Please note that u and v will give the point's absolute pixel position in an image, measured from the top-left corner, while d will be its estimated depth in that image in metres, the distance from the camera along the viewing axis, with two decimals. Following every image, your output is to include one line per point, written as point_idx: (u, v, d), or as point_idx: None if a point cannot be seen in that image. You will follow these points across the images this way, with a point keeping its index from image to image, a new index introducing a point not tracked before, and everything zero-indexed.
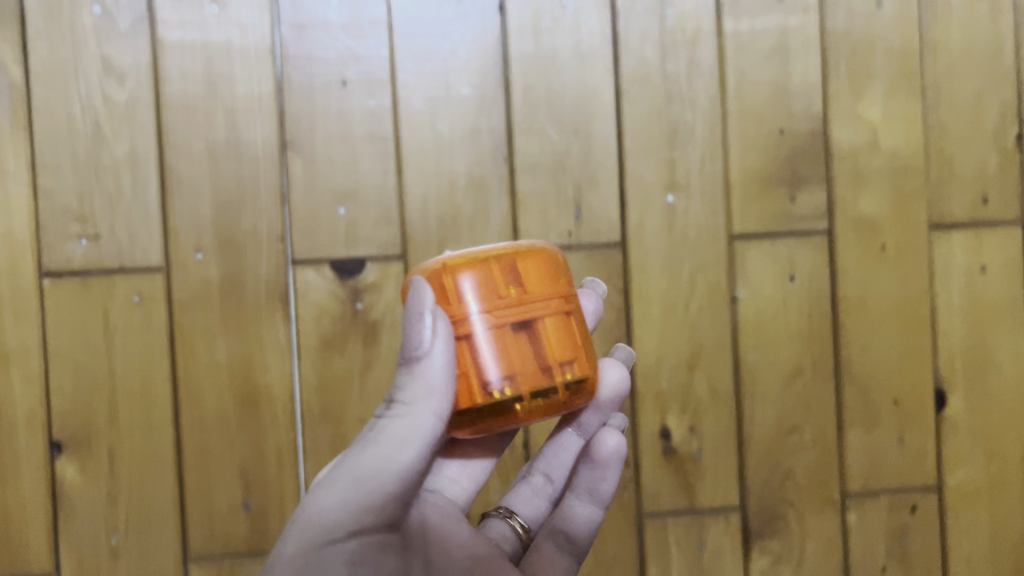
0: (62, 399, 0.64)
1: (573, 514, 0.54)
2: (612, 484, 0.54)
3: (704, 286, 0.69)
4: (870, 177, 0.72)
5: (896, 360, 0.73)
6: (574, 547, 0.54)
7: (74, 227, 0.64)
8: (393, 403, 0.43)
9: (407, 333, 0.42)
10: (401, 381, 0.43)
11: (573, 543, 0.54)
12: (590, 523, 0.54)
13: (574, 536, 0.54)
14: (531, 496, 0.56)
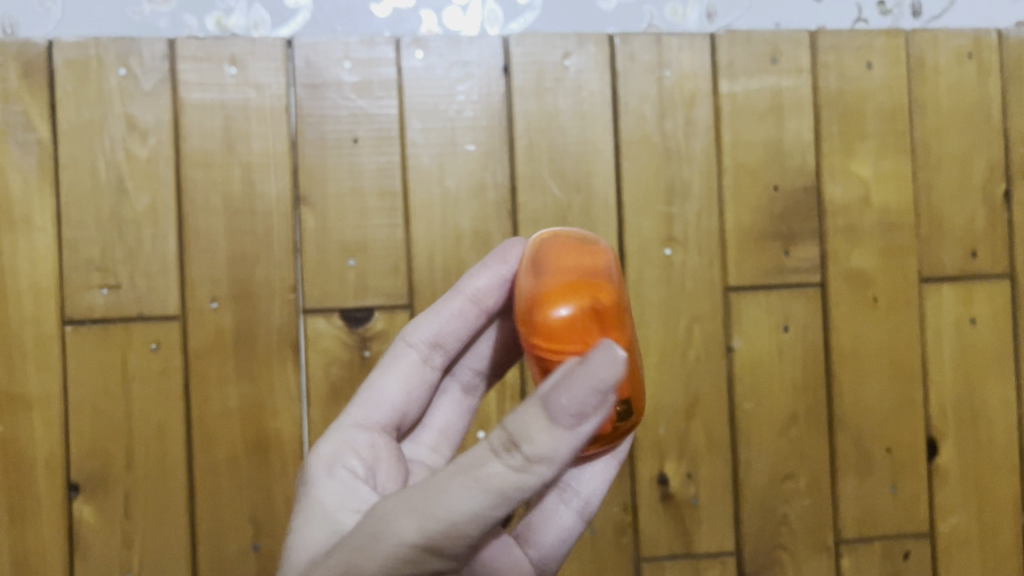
0: (80, 442, 0.67)
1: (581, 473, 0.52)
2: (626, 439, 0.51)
3: (701, 336, 0.72)
4: (862, 231, 0.74)
5: (889, 408, 0.75)
6: (580, 503, 0.51)
7: (96, 277, 0.67)
8: (512, 443, 0.34)
9: (561, 393, 0.32)
10: (531, 430, 0.33)
11: (582, 502, 0.51)
12: (600, 483, 0.52)
13: (581, 494, 0.51)
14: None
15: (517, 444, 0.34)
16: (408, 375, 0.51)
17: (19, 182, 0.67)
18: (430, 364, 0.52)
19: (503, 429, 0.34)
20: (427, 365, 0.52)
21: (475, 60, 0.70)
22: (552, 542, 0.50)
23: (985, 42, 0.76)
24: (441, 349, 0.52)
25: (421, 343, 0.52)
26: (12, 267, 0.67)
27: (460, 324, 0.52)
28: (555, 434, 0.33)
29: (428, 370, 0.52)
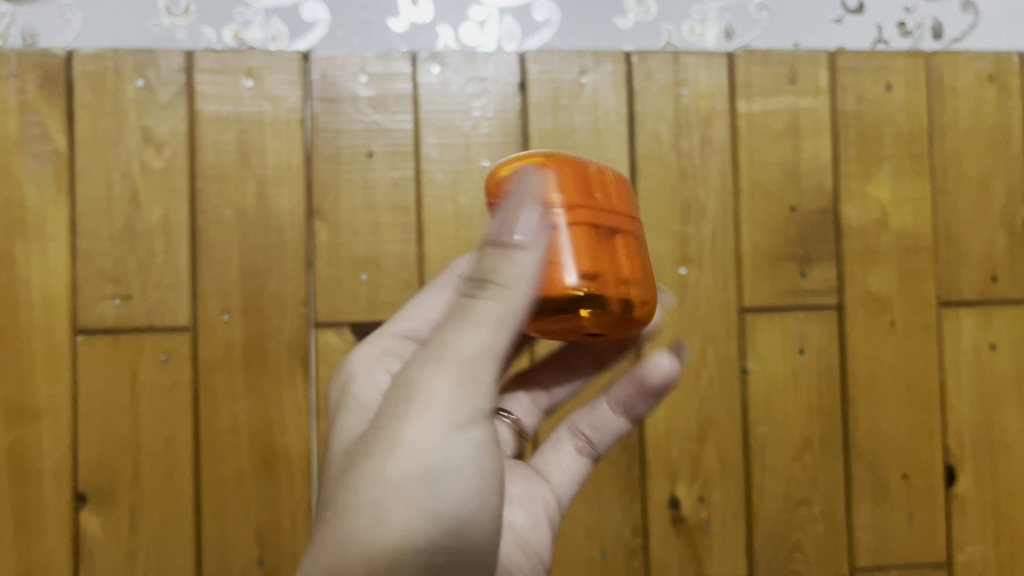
0: (88, 453, 0.67)
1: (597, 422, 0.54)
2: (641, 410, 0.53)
3: (714, 356, 0.71)
4: (880, 254, 0.73)
5: (905, 434, 0.73)
6: (591, 451, 0.55)
7: (108, 288, 0.67)
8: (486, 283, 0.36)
9: (508, 218, 0.37)
10: (502, 262, 0.36)
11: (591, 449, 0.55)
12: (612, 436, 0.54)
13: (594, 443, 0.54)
14: (532, 406, 0.56)
15: (489, 277, 0.36)
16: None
17: (35, 193, 0.67)
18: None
19: (474, 271, 0.37)
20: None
21: (491, 76, 0.70)
22: (566, 479, 0.54)
23: (1006, 65, 0.76)
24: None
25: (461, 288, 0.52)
26: (25, 277, 0.67)
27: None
28: (518, 254, 0.36)
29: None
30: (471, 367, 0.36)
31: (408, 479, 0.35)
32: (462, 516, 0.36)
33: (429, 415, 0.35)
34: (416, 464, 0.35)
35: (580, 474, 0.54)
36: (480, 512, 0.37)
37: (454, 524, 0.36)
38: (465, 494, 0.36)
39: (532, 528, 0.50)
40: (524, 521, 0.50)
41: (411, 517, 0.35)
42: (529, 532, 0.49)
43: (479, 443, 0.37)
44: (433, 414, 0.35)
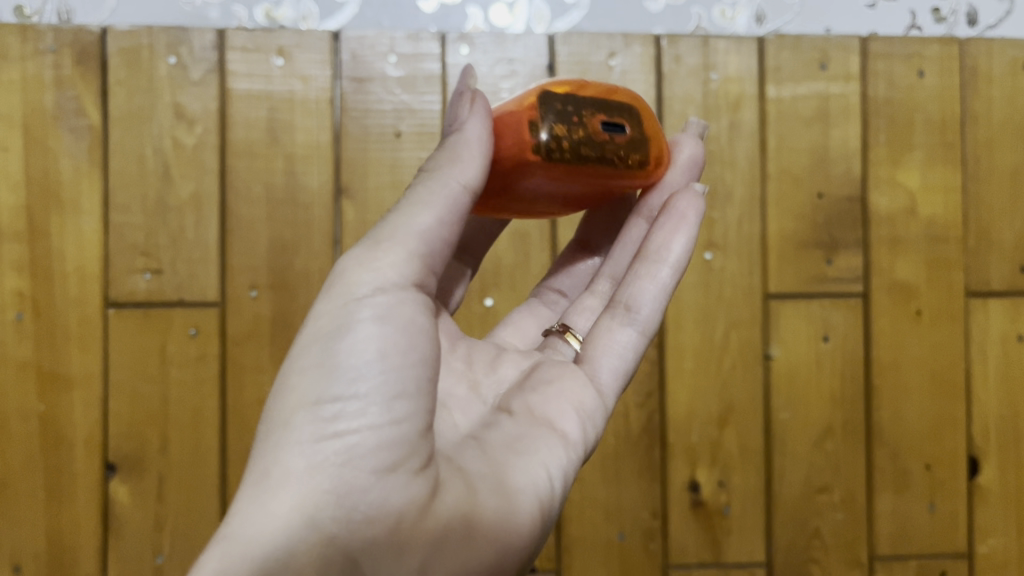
0: (119, 423, 0.68)
1: (635, 291, 0.48)
2: (685, 244, 0.47)
3: (737, 343, 0.71)
4: (908, 243, 0.73)
5: (929, 424, 0.73)
6: (636, 320, 0.48)
7: (139, 262, 0.68)
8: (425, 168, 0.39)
9: (449, 113, 0.40)
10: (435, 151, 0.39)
11: (637, 319, 0.48)
12: (657, 295, 0.48)
13: (636, 311, 0.48)
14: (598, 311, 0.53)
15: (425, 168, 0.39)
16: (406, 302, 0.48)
17: (70, 167, 0.68)
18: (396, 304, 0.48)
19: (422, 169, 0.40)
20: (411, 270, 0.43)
21: (520, 57, 0.70)
22: (613, 365, 0.48)
23: None
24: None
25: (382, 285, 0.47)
26: (60, 249, 0.68)
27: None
28: (448, 146, 0.39)
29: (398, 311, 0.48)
30: (371, 250, 0.38)
31: (305, 352, 0.37)
32: (355, 379, 0.36)
33: (331, 295, 0.38)
34: (310, 341, 0.37)
35: (632, 351, 0.48)
36: (377, 371, 0.36)
37: (346, 385, 0.36)
38: (347, 357, 0.36)
39: (548, 406, 0.45)
40: (538, 399, 0.45)
41: (305, 386, 0.36)
42: (551, 413, 0.44)
43: (382, 306, 0.37)
44: (331, 294, 0.38)
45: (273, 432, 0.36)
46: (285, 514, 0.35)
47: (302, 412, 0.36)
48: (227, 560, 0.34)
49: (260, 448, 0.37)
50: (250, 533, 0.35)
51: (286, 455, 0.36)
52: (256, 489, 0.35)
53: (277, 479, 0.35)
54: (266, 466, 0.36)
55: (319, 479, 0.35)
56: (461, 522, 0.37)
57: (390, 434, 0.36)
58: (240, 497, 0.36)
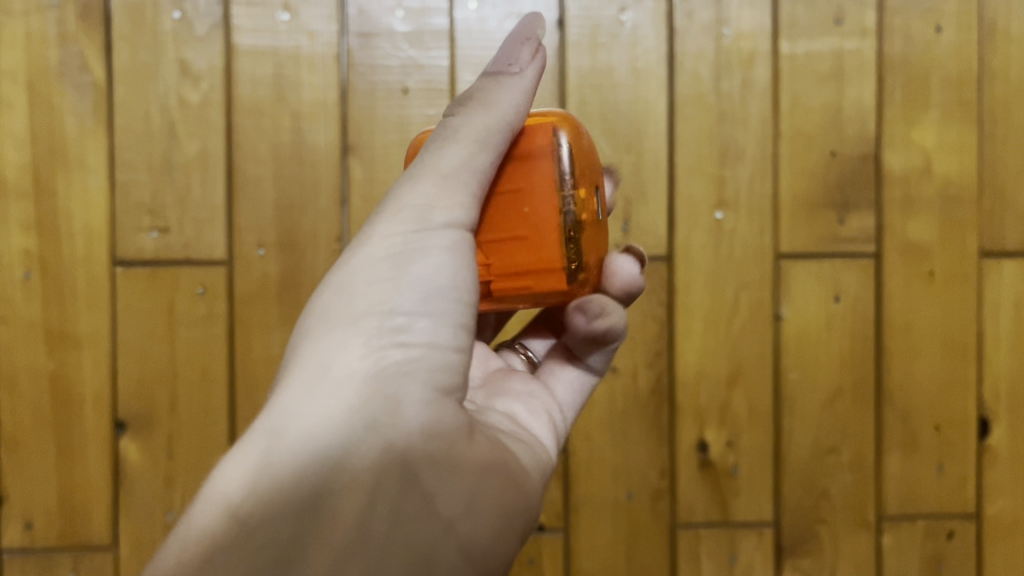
0: (128, 382, 0.68)
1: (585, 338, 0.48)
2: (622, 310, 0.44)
3: (747, 304, 0.70)
4: (921, 203, 0.72)
5: (939, 386, 0.73)
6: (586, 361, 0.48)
7: (146, 220, 0.68)
8: (468, 96, 0.41)
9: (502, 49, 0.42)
10: (483, 83, 0.41)
11: (586, 362, 0.49)
12: (604, 347, 0.48)
13: (585, 356, 0.48)
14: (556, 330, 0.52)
15: (469, 96, 0.41)
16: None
17: (75, 125, 0.67)
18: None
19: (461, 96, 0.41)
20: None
21: (529, 12, 0.69)
22: (566, 394, 0.49)
23: None
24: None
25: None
26: (66, 208, 0.68)
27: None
28: (500, 83, 0.41)
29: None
30: (448, 181, 0.39)
31: (358, 264, 0.39)
32: (415, 293, 0.38)
33: (383, 209, 0.40)
34: (367, 254, 0.39)
35: (581, 387, 0.49)
36: (445, 295, 0.38)
37: (407, 297, 0.38)
38: (408, 273, 0.38)
39: (529, 418, 0.45)
40: (519, 411, 0.46)
41: (364, 296, 0.38)
42: (532, 423, 0.45)
43: (451, 240, 0.39)
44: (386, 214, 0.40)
45: (330, 337, 0.38)
46: (339, 414, 0.37)
47: (362, 321, 0.38)
48: (278, 449, 0.36)
49: (314, 345, 0.38)
50: (305, 427, 0.37)
51: (344, 359, 0.37)
52: (312, 387, 0.37)
53: (336, 377, 0.37)
54: (320, 365, 0.37)
55: (379, 387, 0.37)
56: (499, 462, 0.39)
57: (451, 360, 0.38)
58: (292, 387, 0.38)
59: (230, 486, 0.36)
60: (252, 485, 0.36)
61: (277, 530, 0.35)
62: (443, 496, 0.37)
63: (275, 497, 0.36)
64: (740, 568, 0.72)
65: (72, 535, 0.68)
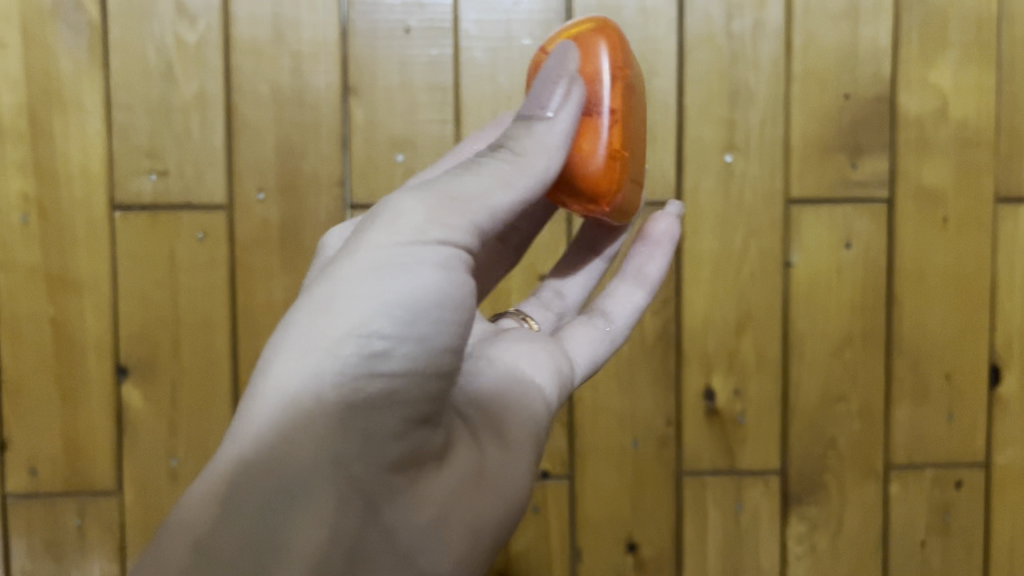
0: (130, 328, 0.67)
1: (612, 302, 0.51)
2: (660, 268, 0.52)
3: (757, 250, 0.69)
4: (936, 147, 0.70)
5: (950, 334, 0.71)
6: (606, 324, 0.50)
7: (145, 164, 0.66)
8: (491, 152, 0.40)
9: (539, 94, 0.42)
10: (511, 135, 0.40)
11: (608, 326, 0.50)
12: (629, 311, 0.51)
13: (611, 316, 0.50)
14: (543, 308, 0.54)
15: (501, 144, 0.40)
16: (537, 88, 0.42)
17: (70, 66, 0.66)
18: (467, 164, 0.39)
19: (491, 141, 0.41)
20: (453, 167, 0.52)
21: None
22: (585, 352, 0.47)
23: None
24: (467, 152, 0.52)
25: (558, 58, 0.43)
26: (63, 150, 0.66)
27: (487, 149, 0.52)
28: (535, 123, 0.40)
29: (519, 140, 0.40)
30: (443, 211, 0.36)
31: (351, 276, 0.35)
32: (398, 311, 0.34)
33: (371, 213, 0.37)
34: (357, 276, 0.34)
35: (600, 348, 0.48)
36: (430, 314, 0.35)
37: (396, 333, 0.34)
38: (405, 306, 0.34)
39: (534, 369, 0.42)
40: (526, 362, 0.42)
41: (344, 317, 0.34)
42: (529, 367, 0.42)
43: (444, 256, 0.36)
44: (388, 223, 0.36)
45: (308, 365, 0.33)
46: (304, 446, 0.33)
47: (344, 349, 0.34)
48: (240, 481, 0.33)
49: (275, 367, 0.34)
50: (276, 462, 0.33)
51: (321, 391, 0.34)
52: (287, 423, 0.33)
53: (303, 408, 0.33)
54: (295, 398, 0.33)
55: (354, 430, 0.34)
56: (473, 478, 0.37)
57: (428, 381, 0.35)
58: (254, 415, 0.34)
59: (190, 506, 0.34)
60: (218, 518, 0.33)
61: (243, 573, 0.32)
62: (408, 533, 0.36)
63: (234, 532, 0.33)
64: (746, 517, 0.71)
65: (76, 482, 0.68)
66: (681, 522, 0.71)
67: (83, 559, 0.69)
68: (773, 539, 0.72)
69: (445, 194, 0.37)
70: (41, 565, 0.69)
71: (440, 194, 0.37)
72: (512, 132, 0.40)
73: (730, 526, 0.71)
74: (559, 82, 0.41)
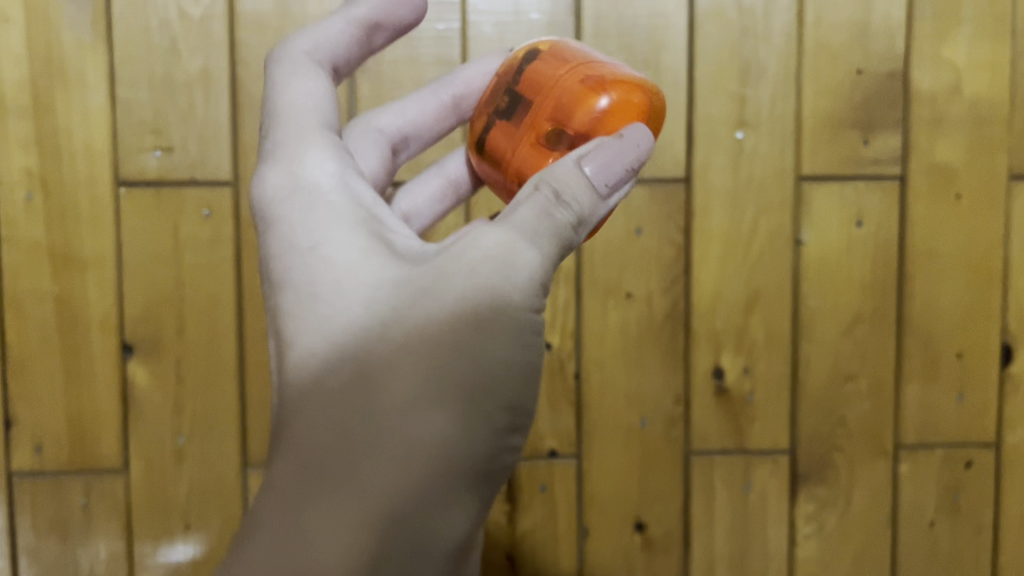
0: (134, 306, 0.67)
1: None
2: None
3: (767, 228, 0.68)
4: (949, 123, 0.69)
5: (961, 313, 0.71)
6: None
7: (149, 140, 0.66)
8: (558, 208, 0.37)
9: (608, 161, 0.38)
10: (571, 192, 0.37)
11: None
12: None
13: (452, 175, 0.55)
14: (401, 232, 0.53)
15: (566, 201, 0.37)
16: (611, 148, 0.38)
17: (73, 41, 0.65)
18: (549, 220, 0.37)
19: (550, 187, 0.37)
20: (365, 43, 0.47)
21: None
22: None
23: None
24: (384, 29, 0.47)
25: (633, 129, 0.39)
26: (66, 126, 0.66)
27: (406, 28, 0.48)
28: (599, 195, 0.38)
29: (585, 206, 0.38)
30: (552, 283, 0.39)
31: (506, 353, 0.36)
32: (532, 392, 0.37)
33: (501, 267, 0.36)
34: (507, 345, 0.36)
35: None
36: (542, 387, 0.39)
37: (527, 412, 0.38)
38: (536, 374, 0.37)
39: None
40: None
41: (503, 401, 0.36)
42: None
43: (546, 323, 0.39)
44: (526, 286, 0.37)
45: (466, 431, 0.35)
46: (450, 515, 0.36)
47: (496, 418, 0.36)
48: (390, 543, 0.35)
49: (434, 437, 0.35)
50: (423, 523, 0.35)
51: (474, 455, 0.36)
52: (442, 483, 0.35)
53: (461, 482, 0.36)
54: (450, 463, 0.35)
55: (487, 486, 0.37)
56: None
57: None
58: (410, 485, 0.35)
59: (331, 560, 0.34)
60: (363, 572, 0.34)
61: None
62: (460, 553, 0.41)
63: None
64: (754, 496, 0.71)
65: (82, 460, 0.68)
66: (689, 502, 0.71)
67: (88, 537, 0.69)
68: (781, 519, 0.71)
69: (549, 257, 0.38)
70: (47, 543, 0.69)
71: (546, 258, 0.38)
72: (581, 192, 0.37)
73: (738, 506, 0.71)
74: (630, 158, 0.38)
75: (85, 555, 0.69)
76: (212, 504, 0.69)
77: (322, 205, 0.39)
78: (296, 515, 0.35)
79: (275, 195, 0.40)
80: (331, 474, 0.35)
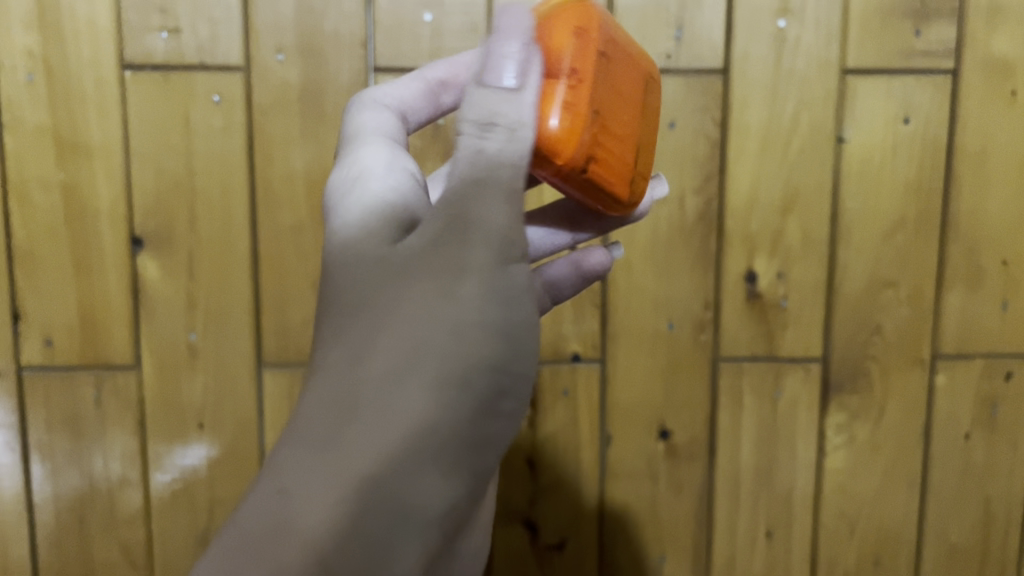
0: (143, 196, 0.64)
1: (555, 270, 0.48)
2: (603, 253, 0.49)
3: (808, 123, 0.64)
4: (1007, 13, 0.65)
5: (1009, 218, 0.67)
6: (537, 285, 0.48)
7: (156, 20, 0.62)
8: (482, 135, 0.36)
9: (493, 62, 0.36)
10: (480, 109, 0.36)
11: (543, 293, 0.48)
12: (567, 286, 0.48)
13: (586, 262, 0.48)
14: None
15: (490, 121, 0.36)
16: (493, 45, 0.37)
17: None
18: (483, 153, 0.36)
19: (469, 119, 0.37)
20: (434, 100, 0.48)
21: None
22: None
23: None
24: (452, 88, 0.48)
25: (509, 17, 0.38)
26: (69, 4, 0.62)
27: None
28: (504, 94, 0.36)
29: (508, 112, 0.36)
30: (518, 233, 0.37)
31: (479, 312, 0.35)
32: (509, 366, 0.36)
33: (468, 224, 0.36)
34: (479, 306, 0.35)
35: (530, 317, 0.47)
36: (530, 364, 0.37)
37: (508, 389, 0.36)
38: (522, 335, 0.36)
39: None
40: None
41: (479, 366, 0.35)
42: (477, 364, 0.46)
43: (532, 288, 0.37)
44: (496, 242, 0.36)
45: (446, 395, 0.34)
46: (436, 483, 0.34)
47: (474, 384, 0.35)
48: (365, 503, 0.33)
49: (410, 402, 0.34)
50: (405, 489, 0.34)
51: (456, 419, 0.34)
52: (422, 449, 0.34)
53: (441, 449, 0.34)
54: (431, 425, 0.34)
55: (471, 460, 0.35)
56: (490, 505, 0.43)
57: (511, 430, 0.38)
58: (390, 446, 0.34)
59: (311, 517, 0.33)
60: (338, 528, 0.33)
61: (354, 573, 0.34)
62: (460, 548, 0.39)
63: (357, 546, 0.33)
64: (783, 406, 0.69)
65: (92, 355, 0.66)
66: (715, 410, 0.68)
67: (101, 433, 0.68)
68: (810, 429, 0.69)
69: (508, 200, 0.36)
70: (59, 439, 0.68)
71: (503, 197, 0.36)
72: (497, 104, 0.36)
73: (766, 416, 0.69)
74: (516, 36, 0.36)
75: (98, 452, 0.68)
76: (226, 402, 0.67)
77: (360, 189, 0.40)
78: (281, 477, 0.34)
79: (329, 191, 0.42)
80: (319, 438, 0.34)
